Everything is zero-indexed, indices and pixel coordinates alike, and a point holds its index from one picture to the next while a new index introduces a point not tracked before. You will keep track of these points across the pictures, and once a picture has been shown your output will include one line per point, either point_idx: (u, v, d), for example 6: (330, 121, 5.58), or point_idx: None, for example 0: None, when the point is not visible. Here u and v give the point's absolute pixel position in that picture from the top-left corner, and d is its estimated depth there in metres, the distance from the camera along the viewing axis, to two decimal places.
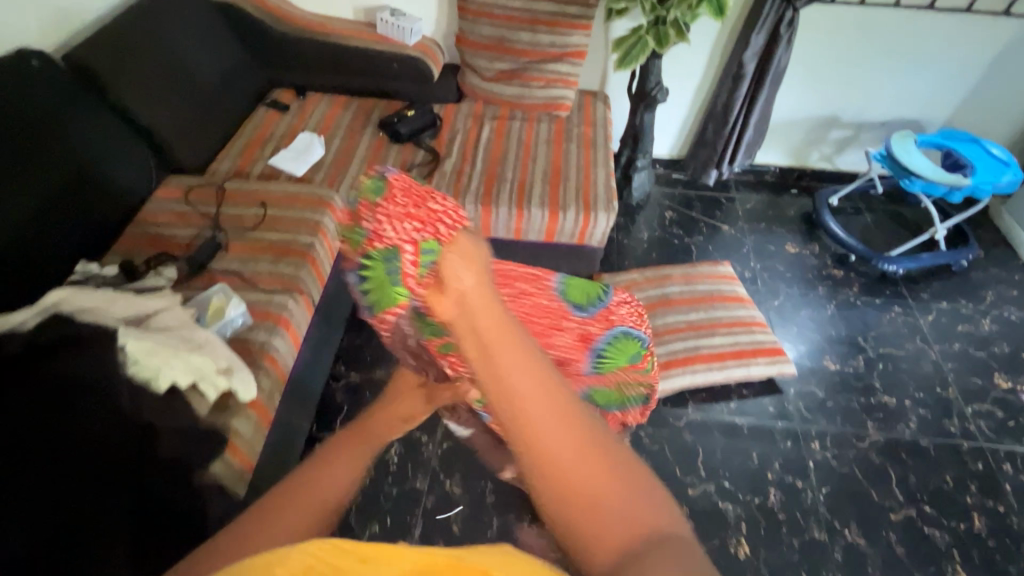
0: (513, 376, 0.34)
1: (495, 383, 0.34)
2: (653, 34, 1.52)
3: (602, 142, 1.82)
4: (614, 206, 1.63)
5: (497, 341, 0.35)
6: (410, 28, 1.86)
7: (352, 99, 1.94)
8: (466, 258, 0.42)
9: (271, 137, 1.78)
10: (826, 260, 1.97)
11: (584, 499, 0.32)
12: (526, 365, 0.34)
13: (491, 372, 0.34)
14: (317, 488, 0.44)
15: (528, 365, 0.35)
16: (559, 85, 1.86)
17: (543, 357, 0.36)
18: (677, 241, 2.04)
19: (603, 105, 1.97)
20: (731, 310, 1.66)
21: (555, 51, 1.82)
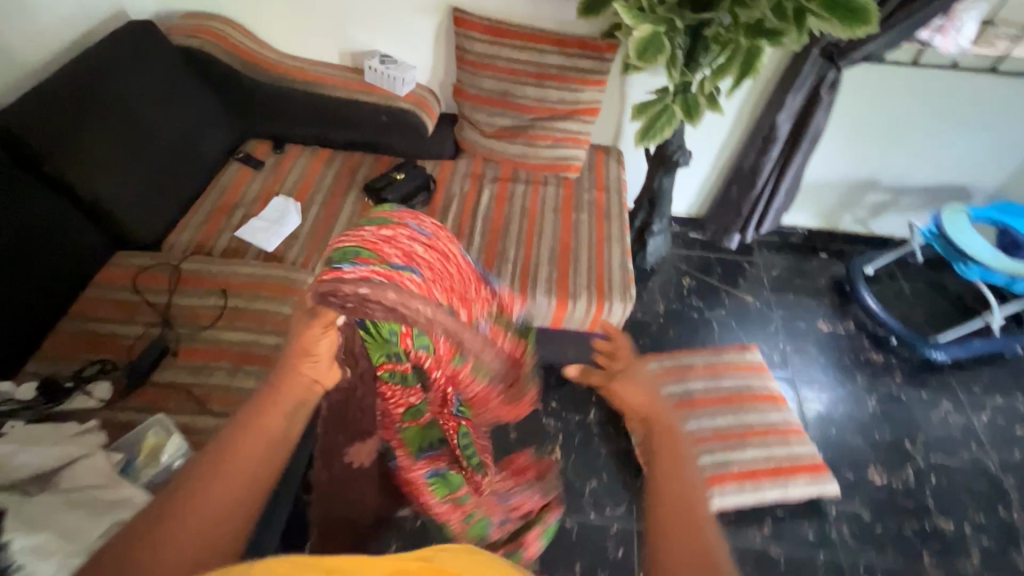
0: (665, 454, 0.54)
1: (656, 480, 0.52)
2: (681, 101, 1.30)
3: (616, 212, 1.62)
4: (631, 293, 1.42)
5: (673, 458, 0.54)
6: (402, 77, 1.65)
7: (336, 154, 1.73)
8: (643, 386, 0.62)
9: (241, 202, 1.56)
10: (863, 342, 1.77)
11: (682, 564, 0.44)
12: (670, 465, 0.53)
13: (658, 476, 0.53)
14: (296, 376, 0.56)
15: (681, 476, 0.52)
16: (568, 145, 1.65)
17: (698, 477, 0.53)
18: (696, 315, 1.84)
19: (616, 165, 1.77)
20: (762, 413, 1.45)
21: (564, 108, 1.61)
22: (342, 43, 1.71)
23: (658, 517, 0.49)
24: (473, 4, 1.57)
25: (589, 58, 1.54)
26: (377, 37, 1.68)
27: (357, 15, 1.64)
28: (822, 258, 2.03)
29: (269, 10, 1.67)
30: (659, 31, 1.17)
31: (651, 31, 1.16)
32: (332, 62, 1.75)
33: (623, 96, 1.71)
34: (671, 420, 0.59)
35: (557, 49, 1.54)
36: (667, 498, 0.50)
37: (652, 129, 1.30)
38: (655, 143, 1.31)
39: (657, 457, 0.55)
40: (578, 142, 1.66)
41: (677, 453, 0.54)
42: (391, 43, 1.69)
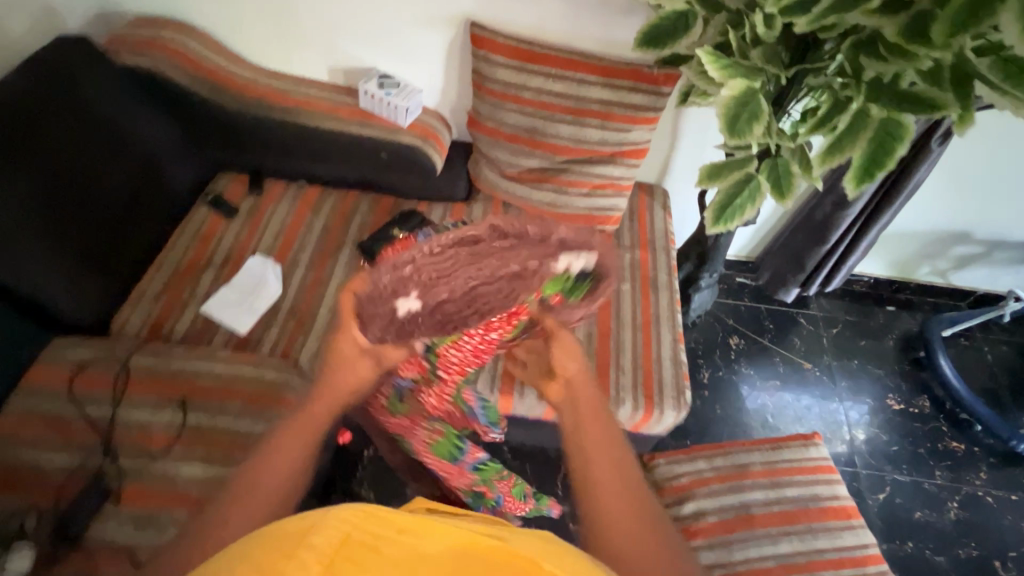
0: (586, 415, 0.67)
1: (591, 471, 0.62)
2: (766, 169, 1.00)
3: (664, 279, 1.34)
4: (686, 398, 1.16)
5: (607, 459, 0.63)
6: (406, 106, 1.34)
7: (324, 197, 1.44)
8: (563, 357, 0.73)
9: (208, 265, 1.29)
10: (941, 425, 1.52)
11: (634, 532, 0.59)
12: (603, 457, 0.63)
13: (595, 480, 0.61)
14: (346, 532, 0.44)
15: (609, 465, 0.62)
16: (607, 194, 1.36)
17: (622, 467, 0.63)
18: (746, 388, 1.59)
19: (661, 212, 1.48)
20: (834, 535, 1.22)
21: (605, 151, 1.31)
22: (331, 59, 1.39)
23: (601, 500, 0.60)
24: (494, 18, 1.25)
25: (639, 92, 1.22)
26: (374, 52, 1.36)
27: (348, 25, 1.32)
28: (890, 311, 1.76)
29: (239, 16, 1.34)
30: (756, 88, 0.86)
31: (747, 87, 0.85)
32: (320, 80, 1.43)
33: (675, 130, 1.40)
34: (591, 383, 0.71)
35: (600, 80, 1.22)
36: (608, 479, 0.62)
37: (729, 208, 0.99)
38: (730, 227, 0.99)
39: (578, 414, 0.67)
40: (619, 190, 1.37)
41: (613, 440, 0.65)
42: (391, 60, 1.37)
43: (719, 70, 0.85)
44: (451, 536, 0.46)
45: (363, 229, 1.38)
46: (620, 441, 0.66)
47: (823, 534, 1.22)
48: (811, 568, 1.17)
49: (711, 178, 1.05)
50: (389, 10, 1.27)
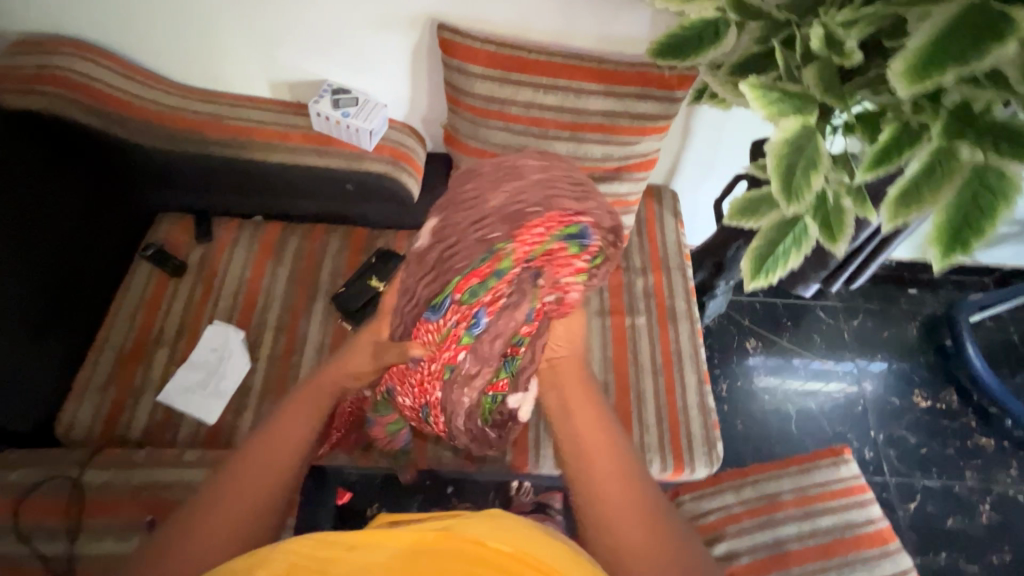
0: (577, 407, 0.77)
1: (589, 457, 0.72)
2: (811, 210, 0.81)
3: (682, 307, 1.19)
4: (718, 451, 1.05)
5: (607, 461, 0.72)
6: (370, 128, 1.12)
7: (286, 238, 1.24)
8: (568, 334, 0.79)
9: (160, 338, 1.11)
10: (969, 420, 1.45)
11: (641, 533, 0.66)
12: (599, 443, 0.73)
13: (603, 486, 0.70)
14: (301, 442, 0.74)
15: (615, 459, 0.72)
16: (614, 213, 1.18)
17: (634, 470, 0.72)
18: (767, 398, 1.49)
19: (672, 222, 1.30)
20: (871, 565, 1.17)
21: (609, 166, 1.11)
22: (274, 72, 1.16)
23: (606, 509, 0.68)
24: (467, 15, 1.02)
25: (648, 99, 1.02)
26: (324, 62, 1.12)
27: (288, 32, 1.08)
28: (912, 295, 1.64)
29: (151, 28, 1.09)
30: (813, 127, 0.68)
31: (802, 127, 0.68)
32: (263, 97, 1.20)
33: (686, 129, 1.20)
34: (577, 366, 0.81)
35: (601, 88, 1.02)
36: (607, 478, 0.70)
37: (770, 259, 0.83)
38: (771, 279, 0.84)
39: (568, 408, 0.77)
40: (627, 207, 1.19)
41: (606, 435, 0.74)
42: (346, 70, 1.14)
43: (767, 107, 0.67)
44: (401, 540, 0.60)
45: (336, 276, 1.20)
46: (607, 420, 0.76)
47: (860, 565, 1.16)
48: None
49: (745, 217, 0.89)
50: (336, 12, 1.03)
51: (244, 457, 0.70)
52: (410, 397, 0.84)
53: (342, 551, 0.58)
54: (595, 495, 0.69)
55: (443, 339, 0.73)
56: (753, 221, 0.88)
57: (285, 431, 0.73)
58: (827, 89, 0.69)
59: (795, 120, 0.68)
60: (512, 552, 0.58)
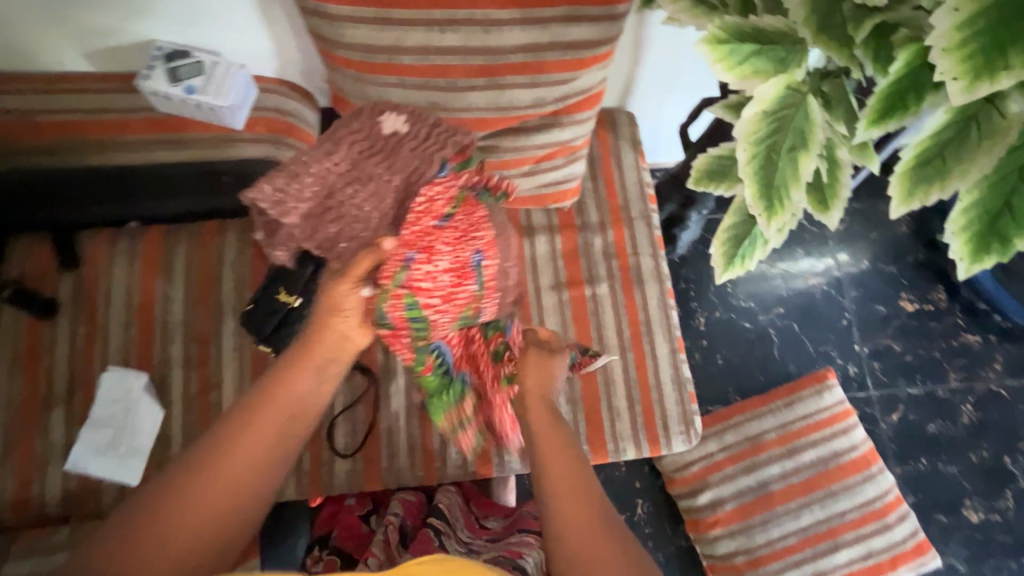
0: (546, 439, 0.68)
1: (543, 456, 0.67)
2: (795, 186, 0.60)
3: (649, 266, 1.03)
4: (696, 425, 0.96)
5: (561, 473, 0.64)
6: (227, 105, 0.87)
7: (171, 248, 1.02)
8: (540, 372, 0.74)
9: (51, 397, 0.95)
10: (957, 318, 1.38)
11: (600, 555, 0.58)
12: (557, 462, 0.65)
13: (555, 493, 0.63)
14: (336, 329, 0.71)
15: (567, 458, 0.66)
16: (558, 164, 0.97)
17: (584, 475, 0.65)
18: (749, 327, 1.38)
19: (631, 155, 1.08)
20: (854, 492, 1.16)
21: (544, 112, 0.88)
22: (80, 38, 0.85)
23: (571, 535, 0.60)
24: None
25: (580, 22, 0.76)
26: (143, 18, 0.83)
27: None
28: None
29: None
30: (803, 87, 0.48)
31: (790, 90, 0.47)
32: (78, 74, 0.90)
33: (638, 40, 0.94)
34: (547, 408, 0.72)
35: (519, 15, 0.75)
36: (561, 499, 0.62)
37: (747, 241, 0.65)
38: (750, 263, 0.66)
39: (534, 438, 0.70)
40: (573, 155, 0.97)
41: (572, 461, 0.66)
42: (177, 23, 0.84)
43: (736, 71, 0.48)
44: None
45: (240, 290, 1.00)
46: (580, 451, 0.67)
47: (844, 494, 1.15)
48: (834, 534, 1.13)
49: (714, 181, 0.69)
50: None
51: (256, 411, 0.64)
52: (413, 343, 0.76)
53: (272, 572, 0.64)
54: (559, 504, 0.62)
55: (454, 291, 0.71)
56: (726, 185, 0.69)
57: (295, 397, 0.67)
58: (822, 27, 0.46)
59: (780, 84, 0.47)
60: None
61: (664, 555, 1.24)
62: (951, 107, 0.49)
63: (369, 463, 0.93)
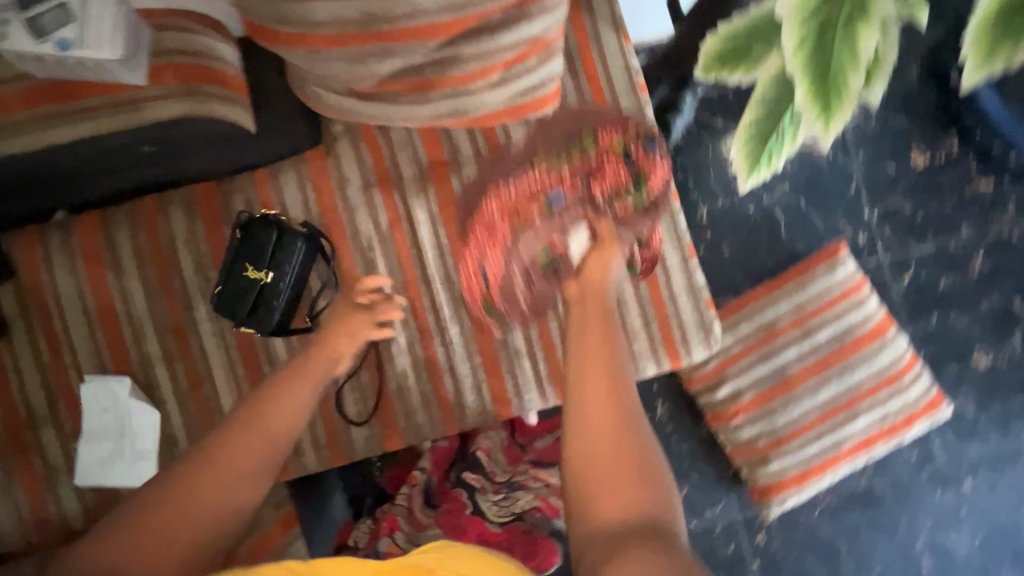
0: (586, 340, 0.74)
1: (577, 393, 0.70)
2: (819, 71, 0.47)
3: (649, 169, 0.92)
4: (716, 331, 0.92)
5: (593, 401, 0.69)
6: (120, 56, 0.70)
7: (113, 237, 0.90)
8: (599, 336, 0.74)
9: (35, 418, 0.89)
10: (970, 164, 1.30)
11: (603, 463, 0.65)
12: (595, 393, 0.69)
13: (580, 421, 0.68)
14: (331, 344, 0.81)
15: (601, 391, 0.69)
16: (532, 65, 0.82)
17: (616, 407, 0.68)
18: (754, 210, 1.31)
19: (613, 38, 0.93)
20: (870, 360, 1.16)
21: (507, 3, 0.72)
22: None
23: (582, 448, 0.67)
24: None
25: None
26: None
27: None
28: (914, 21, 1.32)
29: None
30: None
31: None
32: None
33: None
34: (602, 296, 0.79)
35: None
36: (595, 406, 0.68)
37: (774, 137, 0.47)
38: (778, 163, 0.50)
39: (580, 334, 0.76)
40: (548, 52, 0.82)
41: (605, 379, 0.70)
42: None
43: None
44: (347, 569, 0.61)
45: (203, 270, 0.90)
46: (622, 371, 0.72)
47: (860, 363, 1.16)
48: (852, 403, 1.16)
49: None
50: None
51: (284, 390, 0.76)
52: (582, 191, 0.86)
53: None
54: (580, 441, 0.67)
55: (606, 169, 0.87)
56: None
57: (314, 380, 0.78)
58: None
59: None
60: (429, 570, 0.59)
61: (689, 447, 1.28)
62: None
63: (387, 426, 0.90)
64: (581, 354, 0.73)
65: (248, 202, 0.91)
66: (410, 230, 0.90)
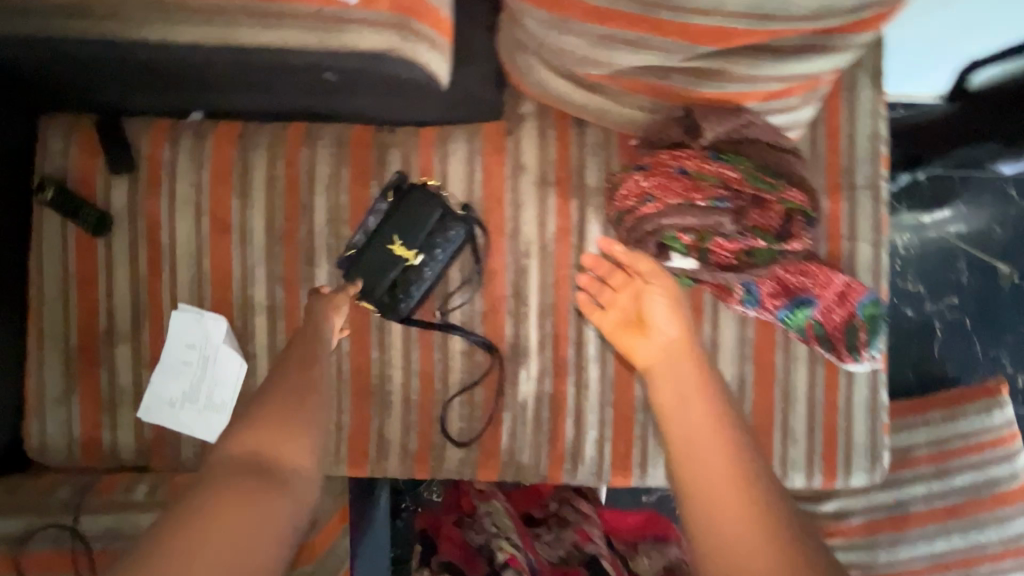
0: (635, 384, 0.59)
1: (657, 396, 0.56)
2: None
3: (866, 256, 0.78)
4: (884, 462, 0.79)
5: (678, 416, 0.53)
6: None
7: (248, 157, 0.79)
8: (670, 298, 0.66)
9: (114, 333, 0.79)
10: None
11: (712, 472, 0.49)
12: (680, 390, 0.55)
13: (678, 435, 0.52)
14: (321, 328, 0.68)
15: (696, 407, 0.54)
16: (792, 103, 0.69)
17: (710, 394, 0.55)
18: (910, 316, 1.16)
19: (870, 94, 0.78)
20: (1004, 524, 1.02)
21: (811, 29, 0.59)
22: None
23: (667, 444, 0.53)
24: None
25: None
26: None
27: None
28: None
29: None
30: None
31: None
32: None
33: None
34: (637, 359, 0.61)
35: None
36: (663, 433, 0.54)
37: None
38: None
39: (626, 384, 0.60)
40: (813, 93, 0.68)
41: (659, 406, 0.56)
42: None
43: None
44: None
45: (335, 224, 0.79)
46: (714, 381, 0.57)
47: (992, 524, 1.02)
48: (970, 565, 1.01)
49: None
50: None
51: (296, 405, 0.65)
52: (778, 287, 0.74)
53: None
54: (689, 484, 0.49)
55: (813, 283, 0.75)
56: None
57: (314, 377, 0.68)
58: None
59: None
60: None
61: None
62: None
63: (487, 454, 0.79)
64: (671, 390, 0.56)
65: (406, 162, 0.78)
66: (576, 247, 0.78)
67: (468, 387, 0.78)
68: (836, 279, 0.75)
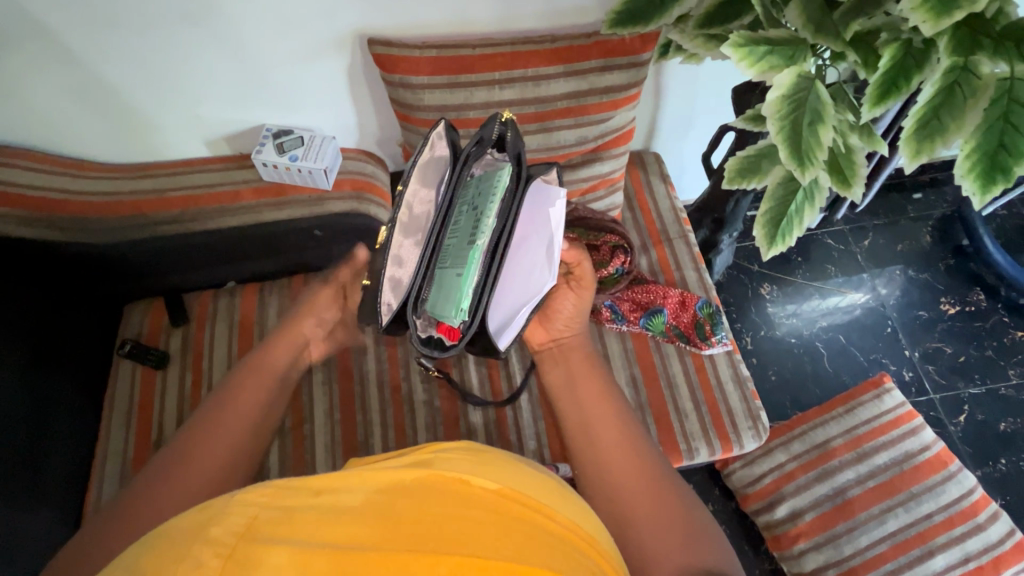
0: (582, 377, 0.75)
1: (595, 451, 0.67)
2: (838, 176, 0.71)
3: (694, 279, 1.12)
4: (763, 423, 0.99)
5: (480, 490, 0.51)
6: (324, 167, 1.03)
7: (266, 303, 1.15)
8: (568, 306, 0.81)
9: (163, 437, 1.03)
10: (1000, 315, 1.43)
11: (643, 496, 0.63)
12: (523, 481, 0.54)
13: (511, 544, 0.47)
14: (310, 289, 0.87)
15: (512, 471, 0.55)
16: (601, 194, 1.09)
17: (544, 484, 0.56)
18: (795, 342, 1.43)
19: (663, 186, 1.22)
20: (938, 492, 1.13)
21: (586, 149, 1.02)
22: (205, 129, 1.08)
23: (598, 444, 0.68)
24: (402, 21, 0.92)
25: (613, 70, 0.93)
26: (259, 104, 1.04)
27: (209, 84, 0.98)
28: (918, 200, 1.59)
29: (53, 108, 0.97)
30: (811, 75, 0.62)
31: (800, 78, 0.61)
32: (203, 159, 1.12)
33: (660, 88, 1.11)
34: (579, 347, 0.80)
35: (561, 68, 0.92)
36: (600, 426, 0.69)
37: (784, 221, 0.74)
38: (791, 241, 0.76)
39: (568, 378, 0.75)
40: (613, 186, 1.10)
41: (607, 400, 0.72)
42: (280, 106, 1.05)
43: (757, 67, 0.61)
44: (379, 480, 0.51)
45: None
46: (606, 386, 0.74)
47: (929, 496, 1.13)
48: (928, 540, 1.09)
49: (747, 178, 0.78)
50: (262, 58, 0.95)
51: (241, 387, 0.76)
52: (630, 301, 1.08)
53: (307, 497, 0.49)
54: (597, 449, 0.67)
55: (656, 297, 1.08)
56: (757, 180, 0.77)
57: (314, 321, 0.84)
58: (818, 26, 0.60)
59: (774, 96, 0.61)
60: (496, 489, 0.51)
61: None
62: (778, 86, 0.60)
63: None
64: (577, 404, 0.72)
65: None
66: None
67: (432, 427, 1.03)
68: (673, 292, 1.08)
